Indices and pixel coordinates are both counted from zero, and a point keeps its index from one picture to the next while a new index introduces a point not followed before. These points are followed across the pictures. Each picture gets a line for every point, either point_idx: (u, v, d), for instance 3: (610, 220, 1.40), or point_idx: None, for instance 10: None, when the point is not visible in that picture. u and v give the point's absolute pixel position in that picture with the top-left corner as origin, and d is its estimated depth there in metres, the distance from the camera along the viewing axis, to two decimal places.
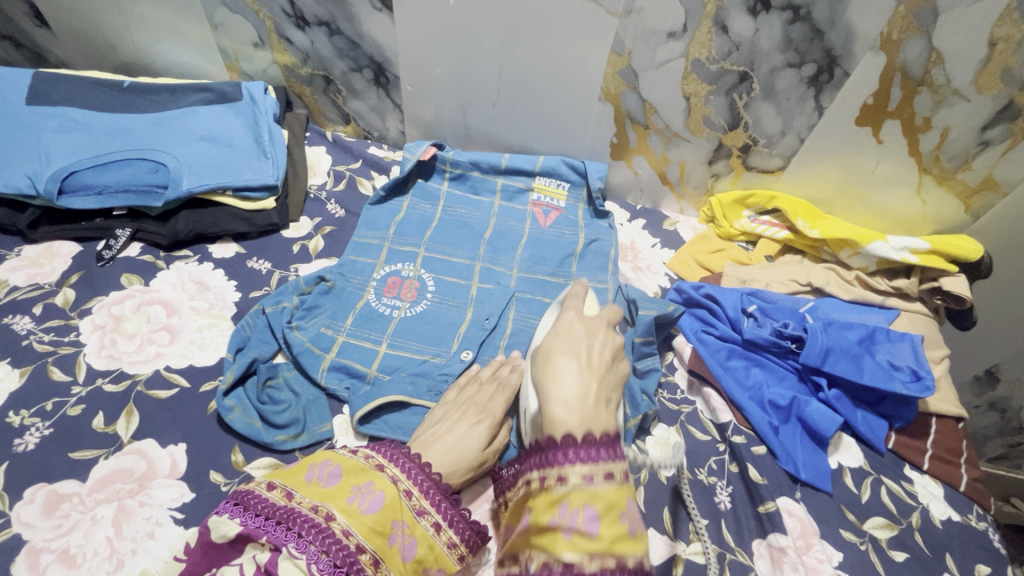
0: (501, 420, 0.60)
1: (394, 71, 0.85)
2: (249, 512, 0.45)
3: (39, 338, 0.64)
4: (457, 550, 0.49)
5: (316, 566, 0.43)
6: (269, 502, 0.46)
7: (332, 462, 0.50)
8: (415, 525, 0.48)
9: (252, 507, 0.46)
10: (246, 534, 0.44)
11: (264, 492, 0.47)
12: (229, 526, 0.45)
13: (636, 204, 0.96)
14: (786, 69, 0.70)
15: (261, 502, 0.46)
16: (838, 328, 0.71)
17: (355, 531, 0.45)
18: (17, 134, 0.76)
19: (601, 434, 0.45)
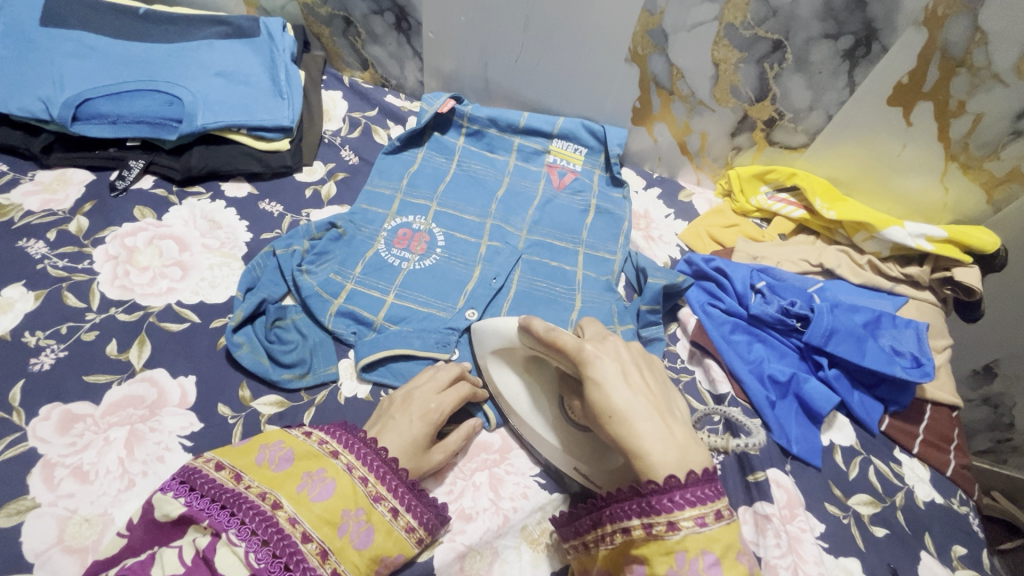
0: (446, 417, 0.58)
1: (416, 16, 0.83)
2: (195, 493, 0.47)
3: (53, 264, 0.64)
4: (415, 533, 0.52)
5: (254, 555, 0.44)
6: (215, 484, 0.48)
7: (285, 446, 0.52)
8: (372, 511, 0.50)
9: (199, 487, 0.48)
10: (190, 515, 0.46)
11: (212, 473, 0.49)
12: (173, 506, 0.47)
13: (653, 172, 0.94)
14: (822, 40, 0.67)
15: (206, 482, 0.48)
16: (845, 311, 0.71)
17: (303, 518, 0.47)
18: (31, 56, 0.75)
19: (714, 480, 0.42)
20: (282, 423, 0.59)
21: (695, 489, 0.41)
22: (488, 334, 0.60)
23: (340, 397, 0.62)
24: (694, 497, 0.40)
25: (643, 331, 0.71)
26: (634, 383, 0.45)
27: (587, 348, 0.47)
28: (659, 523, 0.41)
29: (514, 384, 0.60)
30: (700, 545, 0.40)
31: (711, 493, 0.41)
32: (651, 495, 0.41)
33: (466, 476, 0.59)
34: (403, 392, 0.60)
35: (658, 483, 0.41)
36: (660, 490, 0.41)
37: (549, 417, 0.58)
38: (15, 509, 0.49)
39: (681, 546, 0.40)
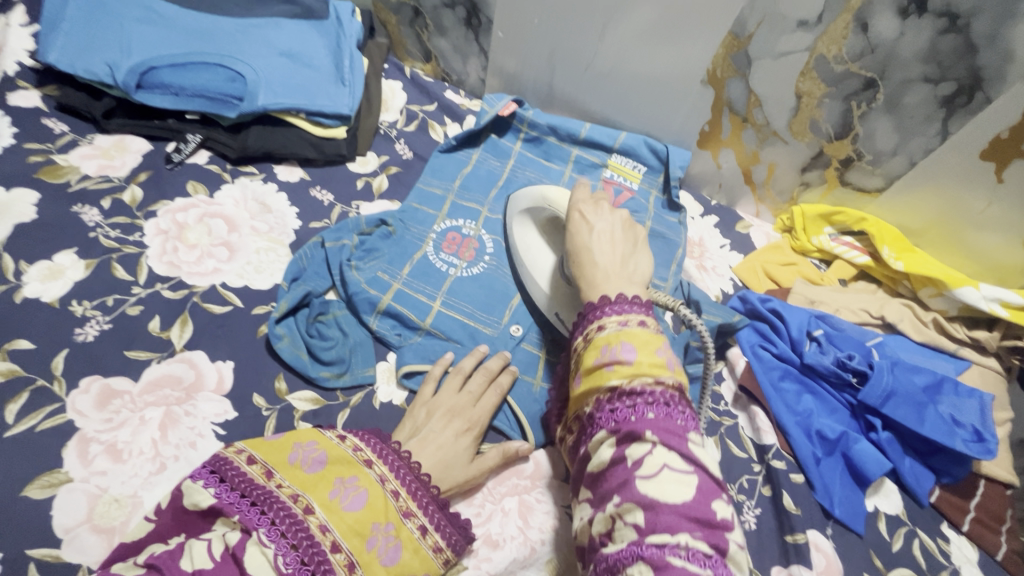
0: (484, 430, 0.59)
1: (488, 13, 0.80)
2: (225, 485, 0.47)
3: (105, 233, 0.64)
4: (442, 553, 0.50)
5: (283, 559, 0.43)
6: (247, 479, 0.48)
7: (318, 447, 0.51)
8: (401, 527, 0.49)
9: (231, 480, 0.48)
10: (219, 507, 0.46)
11: (244, 466, 0.49)
12: (202, 496, 0.47)
13: (711, 199, 0.90)
14: (920, 83, 0.63)
15: (238, 475, 0.48)
16: (905, 370, 0.68)
17: (333, 526, 0.46)
18: (102, 18, 0.75)
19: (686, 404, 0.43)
20: (315, 421, 0.58)
21: (669, 400, 0.42)
22: (517, 199, 0.69)
23: (375, 401, 0.61)
24: (669, 406, 0.41)
25: (689, 367, 0.69)
26: (603, 230, 0.56)
27: (578, 208, 0.59)
28: (634, 421, 0.41)
29: (529, 237, 0.69)
30: (620, 336, 0.45)
31: (642, 309, 0.48)
32: (634, 397, 0.42)
33: (495, 500, 0.57)
34: (435, 401, 0.59)
35: (640, 389, 0.42)
36: (643, 395, 0.42)
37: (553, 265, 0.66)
38: (48, 482, 0.49)
39: (604, 339, 0.46)
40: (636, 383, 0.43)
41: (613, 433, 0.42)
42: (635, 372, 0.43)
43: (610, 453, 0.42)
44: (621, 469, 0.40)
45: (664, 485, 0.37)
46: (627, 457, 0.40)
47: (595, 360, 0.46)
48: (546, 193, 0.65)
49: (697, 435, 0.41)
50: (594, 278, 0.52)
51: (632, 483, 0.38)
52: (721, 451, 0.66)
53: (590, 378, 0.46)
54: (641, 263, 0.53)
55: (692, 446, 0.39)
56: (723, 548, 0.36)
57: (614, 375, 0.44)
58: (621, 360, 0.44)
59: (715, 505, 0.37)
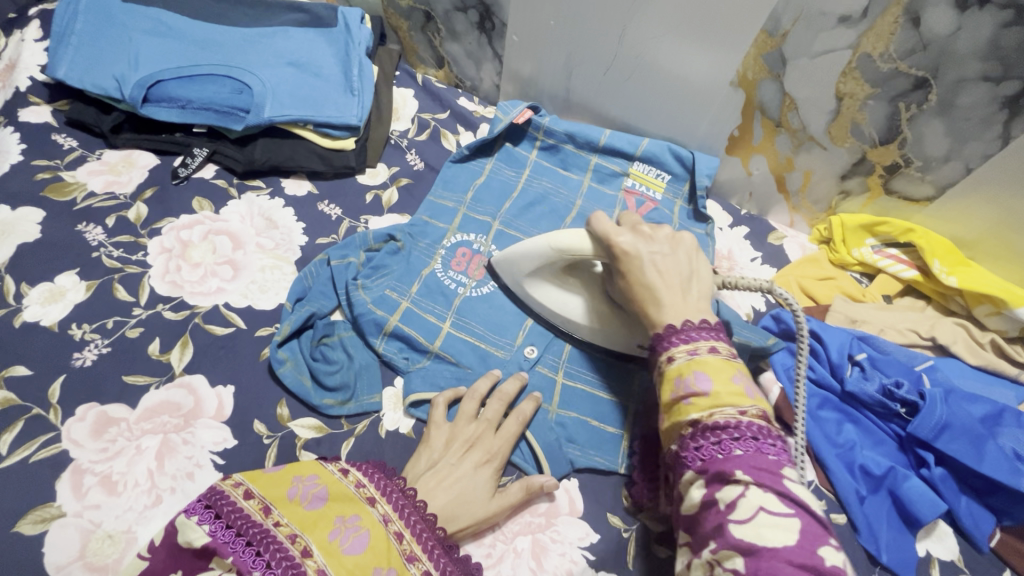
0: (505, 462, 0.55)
1: (502, 16, 0.77)
2: (220, 522, 0.42)
3: (108, 253, 0.63)
4: None
5: None
6: (242, 514, 0.43)
7: (320, 482, 0.46)
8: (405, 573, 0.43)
9: (226, 515, 0.42)
10: (213, 548, 0.41)
11: (240, 501, 0.44)
12: (196, 533, 0.42)
13: (740, 208, 0.84)
14: (979, 82, 0.56)
15: (234, 511, 0.43)
16: (961, 399, 0.61)
17: (330, 571, 0.40)
18: (109, 31, 0.73)
19: (778, 438, 0.38)
20: (319, 451, 0.55)
21: (761, 437, 0.37)
22: (519, 258, 0.61)
23: (381, 429, 0.58)
24: (765, 445, 0.37)
25: None
26: (660, 251, 0.51)
27: (616, 241, 0.51)
28: (722, 457, 0.37)
29: (557, 297, 0.62)
30: (691, 367, 0.41)
31: (717, 337, 0.43)
32: (722, 433, 0.38)
33: (507, 539, 0.53)
34: (452, 430, 0.55)
35: (733, 423, 0.38)
36: (733, 428, 0.38)
37: (581, 297, 0.61)
38: (41, 516, 0.48)
39: (676, 370, 0.42)
40: (719, 417, 0.38)
41: (700, 473, 0.38)
42: (715, 404, 0.39)
43: (700, 495, 0.37)
44: (712, 514, 0.36)
45: (761, 529, 0.33)
46: (719, 499, 0.36)
47: (671, 395, 0.42)
48: (555, 241, 0.57)
49: (795, 471, 0.36)
50: (672, 305, 0.46)
51: (727, 529, 0.34)
52: None
53: (671, 415, 0.42)
54: (709, 280, 0.50)
55: (791, 484, 0.35)
56: None
57: (692, 409, 0.40)
58: (698, 392, 0.40)
59: (824, 551, 0.32)
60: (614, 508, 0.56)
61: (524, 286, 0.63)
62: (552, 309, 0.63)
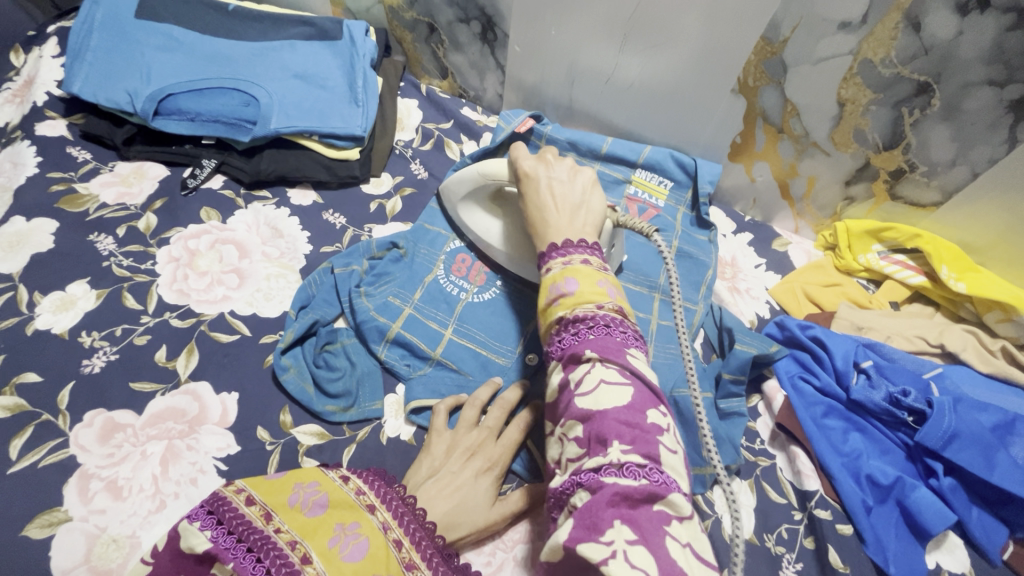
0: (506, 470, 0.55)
1: (504, 27, 0.77)
2: (222, 527, 0.42)
3: (118, 262, 0.65)
4: None
5: None
6: (242, 521, 0.42)
7: (321, 489, 0.45)
8: None
9: (226, 521, 0.42)
10: (214, 553, 0.40)
11: (241, 507, 0.43)
12: (197, 539, 0.41)
13: (744, 214, 0.84)
14: (983, 86, 0.56)
15: (235, 517, 0.42)
16: (969, 409, 0.59)
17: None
18: (123, 47, 0.76)
19: (630, 328, 0.40)
20: (320, 458, 0.56)
21: (611, 326, 0.39)
22: (453, 183, 0.65)
23: (382, 436, 0.58)
24: (613, 330, 0.39)
25: (721, 403, 0.63)
26: (559, 177, 0.54)
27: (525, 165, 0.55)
28: (576, 336, 0.40)
29: (485, 225, 0.66)
30: (564, 274, 0.43)
31: (593, 253, 0.46)
32: (578, 323, 0.40)
33: (507, 547, 0.53)
34: (454, 438, 0.56)
35: (586, 313, 0.40)
36: (586, 319, 0.40)
37: (501, 223, 0.65)
38: (48, 520, 0.49)
39: (551, 279, 0.44)
40: (579, 311, 0.41)
41: (562, 362, 0.40)
42: (578, 302, 0.41)
43: (559, 381, 0.40)
44: (566, 394, 0.38)
45: (599, 397, 0.36)
46: (572, 380, 0.38)
47: (546, 299, 0.43)
48: (481, 167, 0.61)
49: (640, 351, 0.39)
50: (557, 225, 0.48)
51: (574, 403, 0.37)
52: (757, 496, 0.60)
53: (546, 317, 0.43)
54: (600, 212, 0.51)
55: (632, 360, 0.38)
56: (656, 456, 0.33)
57: (560, 308, 0.42)
58: (565, 293, 0.42)
59: (650, 414, 0.35)
60: None
61: (458, 213, 0.67)
62: (477, 233, 0.67)
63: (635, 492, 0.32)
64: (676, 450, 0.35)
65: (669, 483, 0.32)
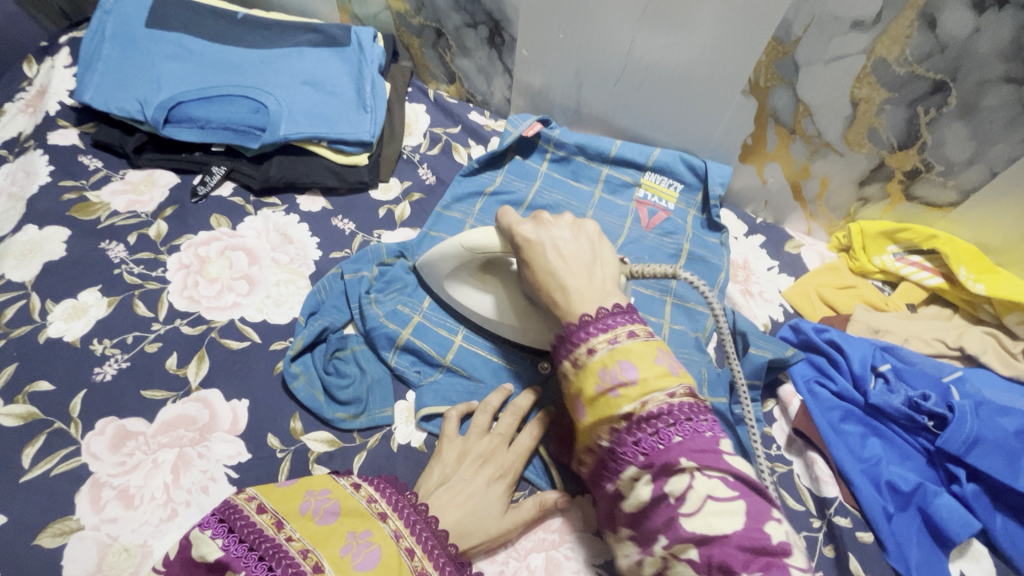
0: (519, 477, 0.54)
1: (511, 31, 0.77)
2: (233, 535, 0.40)
3: (129, 269, 0.65)
4: None
5: None
6: (254, 529, 0.40)
7: (332, 496, 0.44)
8: None
9: (238, 530, 0.41)
10: (224, 563, 0.39)
11: (252, 515, 0.42)
12: (208, 547, 0.40)
13: (755, 216, 0.83)
14: (1001, 84, 0.55)
15: (246, 526, 0.41)
16: (991, 413, 0.58)
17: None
18: (134, 56, 0.76)
19: (705, 410, 0.38)
20: (331, 465, 0.55)
21: (687, 420, 0.37)
22: (436, 260, 0.59)
23: (393, 443, 0.58)
24: (687, 424, 0.37)
25: (736, 409, 0.62)
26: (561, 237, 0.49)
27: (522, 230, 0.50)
28: (647, 428, 0.38)
29: (473, 300, 0.61)
30: (614, 356, 0.40)
31: (633, 317, 0.42)
32: (658, 423, 0.37)
33: (520, 556, 0.52)
34: (465, 444, 0.55)
35: (661, 410, 0.37)
36: (665, 417, 0.37)
37: (493, 295, 0.60)
38: (61, 529, 0.49)
39: (599, 363, 0.40)
40: (650, 405, 0.38)
41: (644, 468, 0.37)
42: (643, 393, 0.38)
43: (649, 491, 0.37)
44: (664, 507, 0.36)
45: (712, 519, 0.34)
46: (667, 492, 0.36)
47: (596, 388, 0.40)
48: (466, 240, 0.55)
49: (729, 444, 0.37)
50: (578, 288, 0.45)
51: (678, 522, 0.35)
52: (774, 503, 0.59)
53: (595, 409, 0.40)
54: (613, 264, 0.48)
55: (730, 461, 0.36)
56: (783, 572, 0.32)
57: (623, 402, 0.39)
58: (624, 382, 0.39)
59: (770, 528, 0.33)
60: None
61: (445, 289, 0.63)
62: (475, 310, 0.61)
63: None
64: (792, 542, 0.34)
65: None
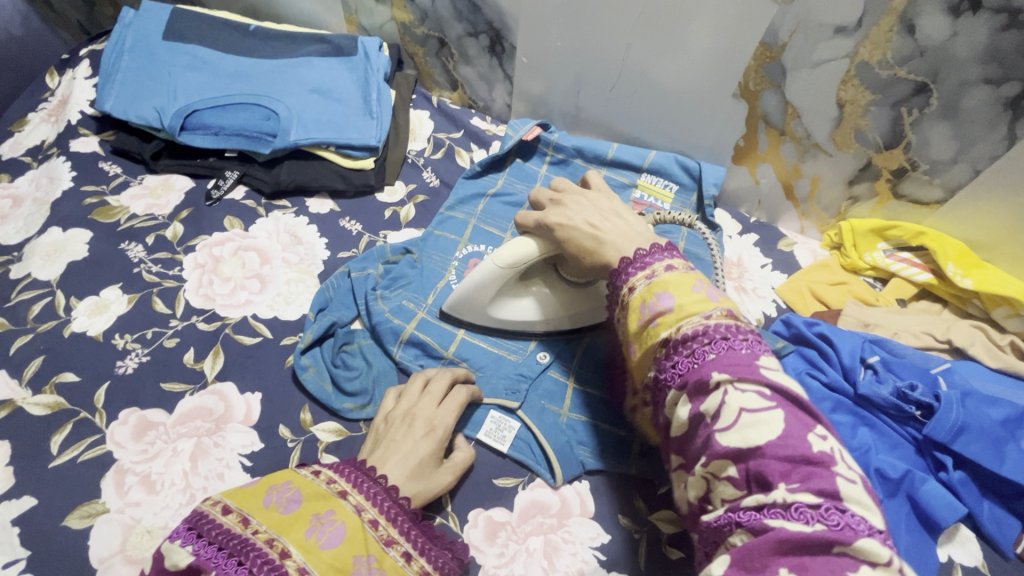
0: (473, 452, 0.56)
1: (511, 39, 0.80)
2: (202, 540, 0.40)
3: (148, 269, 0.68)
4: None
5: None
6: (220, 531, 0.40)
7: (293, 485, 0.42)
8: (384, 556, 0.41)
9: (206, 533, 0.40)
10: (196, 566, 0.38)
11: (219, 517, 0.41)
12: (180, 556, 0.39)
13: (749, 216, 0.85)
14: (980, 85, 0.57)
15: (214, 528, 0.40)
16: (978, 403, 0.60)
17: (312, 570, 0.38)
18: (151, 67, 0.80)
19: (745, 332, 0.39)
20: (338, 454, 0.57)
21: (725, 339, 0.38)
22: (471, 294, 0.61)
23: None
24: (722, 342, 0.38)
25: None
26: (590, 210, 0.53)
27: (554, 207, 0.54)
28: (681, 346, 0.39)
29: (518, 307, 0.64)
30: (652, 290, 0.43)
31: (672, 255, 0.45)
32: (693, 341, 0.39)
33: (519, 539, 0.55)
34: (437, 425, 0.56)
35: (697, 330, 0.39)
36: (701, 336, 0.39)
37: (534, 295, 0.64)
38: (87, 512, 0.52)
39: (639, 297, 0.43)
40: (686, 328, 0.39)
41: (682, 389, 0.39)
42: (680, 317, 0.40)
43: (687, 412, 0.38)
44: (701, 427, 0.37)
45: (747, 432, 0.34)
46: (705, 411, 0.37)
47: (638, 321, 0.43)
48: (501, 258, 0.58)
49: (768, 359, 0.37)
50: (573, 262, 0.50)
51: (715, 439, 0.35)
52: None
53: (642, 341, 0.43)
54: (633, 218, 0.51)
55: (768, 374, 0.36)
56: (833, 492, 0.32)
57: (661, 329, 0.41)
58: (662, 310, 0.41)
59: (810, 440, 0.33)
60: (625, 511, 0.56)
61: (486, 316, 0.64)
62: (521, 318, 0.64)
63: (811, 536, 0.30)
64: (853, 479, 0.32)
65: (852, 525, 0.30)
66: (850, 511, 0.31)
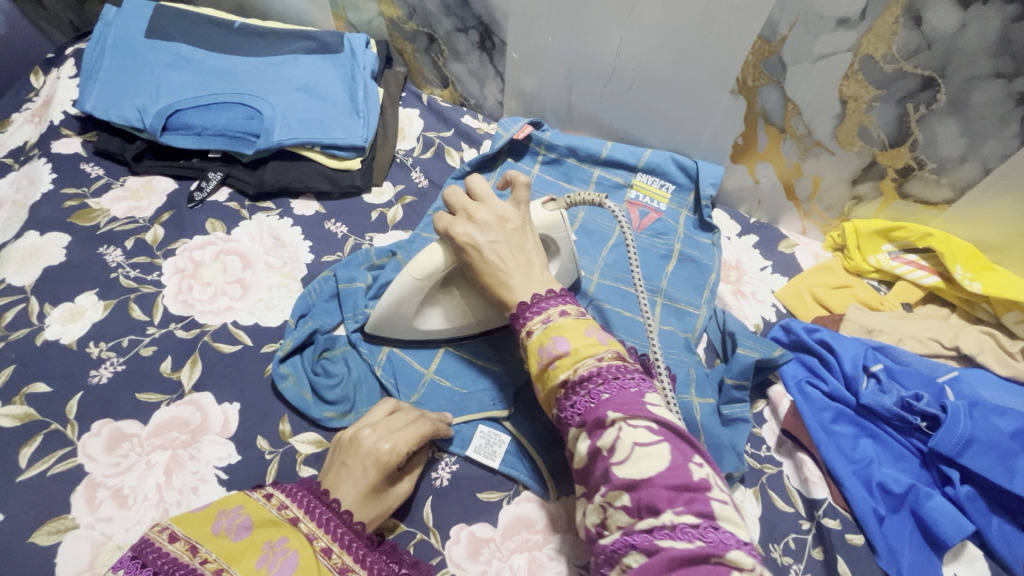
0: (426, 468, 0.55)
1: (501, 35, 0.77)
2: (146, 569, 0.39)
3: (126, 274, 0.66)
4: None
5: None
6: (166, 560, 0.39)
7: (244, 511, 0.42)
8: None
9: (151, 562, 0.39)
10: None
11: (165, 545, 0.40)
12: None
13: (750, 216, 0.83)
14: (991, 79, 0.54)
15: (159, 557, 0.39)
16: (987, 414, 0.56)
17: None
18: (134, 66, 0.78)
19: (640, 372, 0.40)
20: (318, 465, 0.56)
21: (618, 379, 0.39)
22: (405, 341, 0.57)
23: None
24: (618, 381, 0.39)
25: (724, 409, 0.62)
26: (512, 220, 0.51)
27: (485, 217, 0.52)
28: (578, 386, 0.40)
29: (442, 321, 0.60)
30: (549, 333, 0.43)
31: (567, 299, 0.46)
32: (590, 381, 0.39)
33: (503, 556, 0.52)
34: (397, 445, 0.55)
35: (593, 371, 0.40)
36: (595, 376, 0.39)
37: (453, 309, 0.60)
38: (56, 528, 0.50)
39: (536, 341, 0.43)
40: (582, 369, 0.40)
41: (581, 426, 0.39)
42: (576, 360, 0.41)
43: (587, 447, 0.39)
44: (600, 462, 0.37)
45: (640, 463, 0.35)
46: (602, 446, 0.37)
47: (539, 364, 0.42)
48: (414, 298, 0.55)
49: (656, 396, 0.38)
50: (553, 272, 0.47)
51: (612, 472, 0.36)
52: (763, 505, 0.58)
53: (544, 382, 0.43)
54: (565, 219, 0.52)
55: (655, 410, 0.37)
56: (710, 512, 0.33)
57: (559, 371, 0.41)
58: (559, 353, 0.41)
59: (692, 467, 0.34)
60: None
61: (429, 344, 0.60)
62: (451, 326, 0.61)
63: (691, 553, 0.31)
64: (726, 500, 0.34)
65: (726, 541, 0.31)
66: (727, 531, 0.32)
